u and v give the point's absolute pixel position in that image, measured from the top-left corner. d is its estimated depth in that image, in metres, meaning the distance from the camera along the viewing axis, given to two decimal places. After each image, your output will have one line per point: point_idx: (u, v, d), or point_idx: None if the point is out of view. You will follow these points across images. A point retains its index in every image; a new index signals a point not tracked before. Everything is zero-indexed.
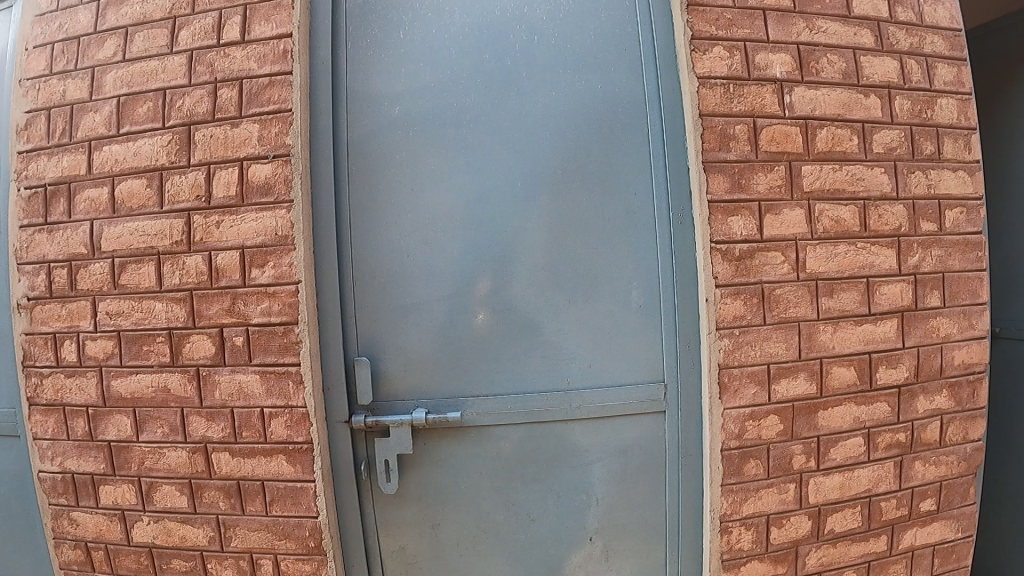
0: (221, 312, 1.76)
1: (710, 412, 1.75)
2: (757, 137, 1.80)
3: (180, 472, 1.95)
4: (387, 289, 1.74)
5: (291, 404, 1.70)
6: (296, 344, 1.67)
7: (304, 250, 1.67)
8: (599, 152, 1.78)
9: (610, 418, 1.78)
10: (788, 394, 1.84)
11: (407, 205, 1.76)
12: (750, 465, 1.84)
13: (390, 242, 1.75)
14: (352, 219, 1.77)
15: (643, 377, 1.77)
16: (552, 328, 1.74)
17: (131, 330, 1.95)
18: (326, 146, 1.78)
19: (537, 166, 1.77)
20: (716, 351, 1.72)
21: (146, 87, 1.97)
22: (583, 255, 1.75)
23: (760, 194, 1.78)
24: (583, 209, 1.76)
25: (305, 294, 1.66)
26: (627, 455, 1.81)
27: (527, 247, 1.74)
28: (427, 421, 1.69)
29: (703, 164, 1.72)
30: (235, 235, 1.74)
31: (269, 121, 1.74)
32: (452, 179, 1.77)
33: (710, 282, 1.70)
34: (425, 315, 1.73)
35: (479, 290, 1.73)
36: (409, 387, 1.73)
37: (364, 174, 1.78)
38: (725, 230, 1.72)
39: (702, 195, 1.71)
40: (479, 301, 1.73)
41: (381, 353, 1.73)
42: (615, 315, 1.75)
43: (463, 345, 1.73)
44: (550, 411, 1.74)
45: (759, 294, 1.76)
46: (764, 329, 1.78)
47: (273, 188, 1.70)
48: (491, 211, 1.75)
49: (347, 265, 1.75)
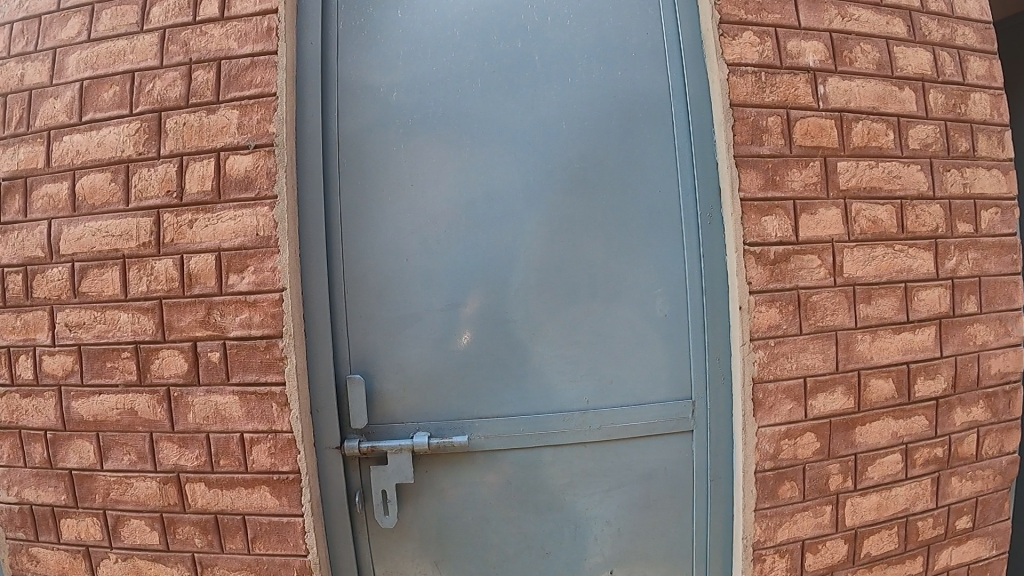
0: (194, 324, 1.55)
1: (744, 432, 1.57)
2: (791, 131, 1.66)
3: (150, 505, 1.73)
4: (382, 298, 1.54)
5: (274, 429, 1.49)
6: (280, 360, 1.46)
7: (289, 252, 1.47)
8: (619, 144, 1.61)
9: (633, 440, 1.58)
10: (825, 410, 1.68)
11: (405, 203, 1.58)
12: (784, 487, 1.67)
13: (386, 244, 1.56)
14: (343, 219, 1.57)
15: (670, 394, 1.58)
16: (569, 340, 1.55)
17: (93, 344, 1.73)
18: (314, 136, 1.58)
19: (551, 160, 1.59)
20: (750, 364, 1.54)
21: (112, 70, 1.76)
22: (603, 259, 1.57)
23: (794, 192, 1.62)
24: (601, 208, 1.58)
25: (290, 303, 1.46)
26: (651, 481, 1.62)
27: (539, 251, 1.56)
28: (429, 447, 1.50)
29: (735, 159, 1.56)
30: (210, 236, 1.53)
31: (250, 107, 1.55)
32: (456, 174, 1.59)
33: (743, 288, 1.53)
34: (426, 327, 1.54)
35: (485, 298, 1.54)
36: (409, 408, 1.53)
37: (357, 169, 1.59)
38: (759, 231, 1.55)
39: (734, 192, 1.54)
40: (486, 310, 1.54)
41: (377, 368, 1.54)
42: (638, 326, 1.57)
43: (469, 359, 1.54)
44: (567, 432, 1.56)
45: (795, 300, 1.60)
46: (801, 339, 1.61)
47: (254, 182, 1.50)
48: (499, 210, 1.57)
49: (338, 270, 1.55)
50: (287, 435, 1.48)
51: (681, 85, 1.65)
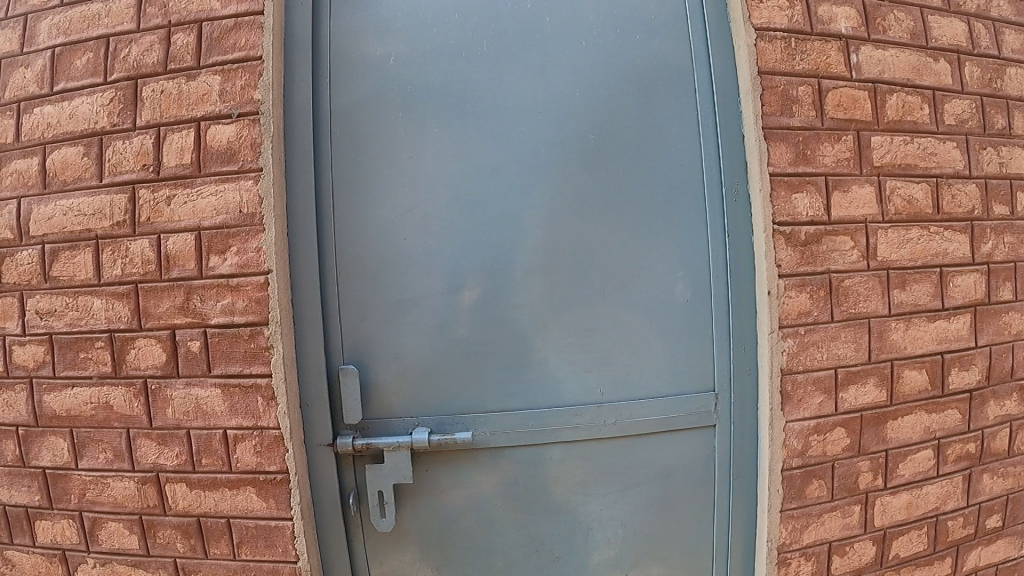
0: (173, 311, 1.42)
1: (771, 427, 1.45)
2: (823, 101, 1.52)
3: (129, 507, 1.60)
4: (379, 281, 1.41)
5: (260, 425, 1.36)
6: (266, 349, 1.33)
7: (276, 230, 1.34)
8: (637, 115, 1.48)
9: (651, 436, 1.46)
10: (856, 403, 1.56)
11: (404, 178, 1.44)
12: (812, 486, 1.55)
13: (384, 223, 1.43)
14: (336, 194, 1.43)
15: (691, 387, 1.46)
16: (583, 328, 1.43)
17: (65, 334, 1.60)
18: (303, 104, 1.44)
19: (564, 131, 1.46)
20: (779, 354, 1.42)
21: (85, 35, 1.61)
22: (619, 239, 1.43)
23: (826, 167, 1.50)
24: (618, 183, 1.45)
25: (278, 286, 1.32)
26: (671, 480, 1.49)
27: (550, 231, 1.43)
28: (430, 444, 1.38)
29: (763, 131, 1.43)
30: (189, 214, 1.40)
31: (233, 72, 1.40)
32: (461, 146, 1.45)
33: (772, 271, 1.40)
34: (427, 313, 1.40)
35: (492, 282, 1.41)
36: (409, 402, 1.41)
37: (351, 139, 1.45)
38: (789, 209, 1.43)
39: (762, 166, 1.42)
40: (495, 295, 1.41)
41: (373, 358, 1.40)
42: (658, 312, 1.44)
43: (474, 349, 1.41)
44: (580, 428, 1.43)
45: (827, 285, 1.47)
46: (832, 327, 1.49)
47: (237, 154, 1.36)
48: (507, 185, 1.44)
49: (329, 250, 1.41)
50: (274, 432, 1.35)
51: (704, 50, 1.51)
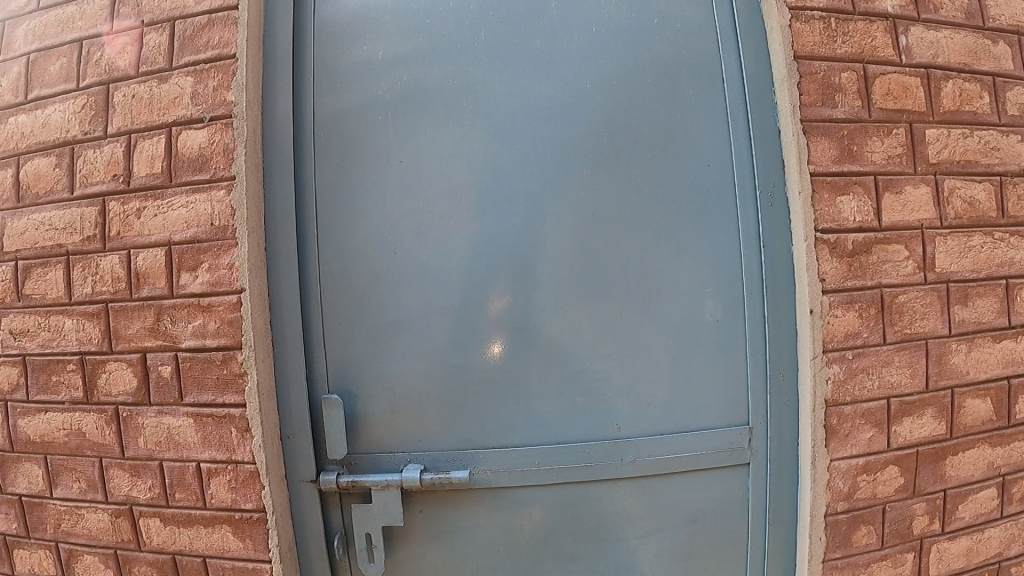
0: (143, 333, 1.30)
1: (814, 467, 1.26)
2: (870, 90, 1.33)
3: (103, 540, 1.48)
4: (368, 300, 1.25)
5: (234, 459, 1.23)
6: (240, 377, 1.19)
7: (251, 244, 1.20)
8: (657, 110, 1.30)
9: (674, 475, 1.29)
10: (911, 437, 1.36)
11: (399, 184, 1.28)
12: (860, 532, 1.35)
13: (376, 234, 1.27)
14: (320, 202, 1.28)
15: (721, 419, 1.28)
16: (601, 352, 1.26)
17: (37, 356, 1.49)
18: (282, 103, 1.29)
19: (576, 129, 1.30)
20: (823, 382, 1.23)
21: (60, 39, 1.51)
22: (643, 250, 1.26)
23: (875, 165, 1.30)
24: (641, 186, 1.28)
25: (253, 307, 1.18)
26: (697, 524, 1.31)
27: (581, 236, 1.26)
28: (422, 483, 1.22)
29: (802, 125, 1.25)
30: (160, 227, 1.27)
31: (206, 72, 1.28)
32: (462, 147, 1.29)
33: (816, 286, 1.21)
34: (424, 336, 1.25)
35: (523, 291, 1.26)
36: (402, 436, 1.26)
37: (335, 141, 1.30)
38: (834, 214, 1.24)
39: (802, 165, 1.23)
40: (522, 307, 1.25)
41: (362, 388, 1.25)
42: (687, 334, 1.26)
43: (479, 375, 1.25)
44: (595, 466, 1.26)
45: (878, 301, 1.28)
46: (884, 350, 1.30)
47: (209, 161, 1.24)
48: (514, 190, 1.28)
49: (313, 265, 1.26)
50: (249, 468, 1.22)
51: (730, 35, 1.34)
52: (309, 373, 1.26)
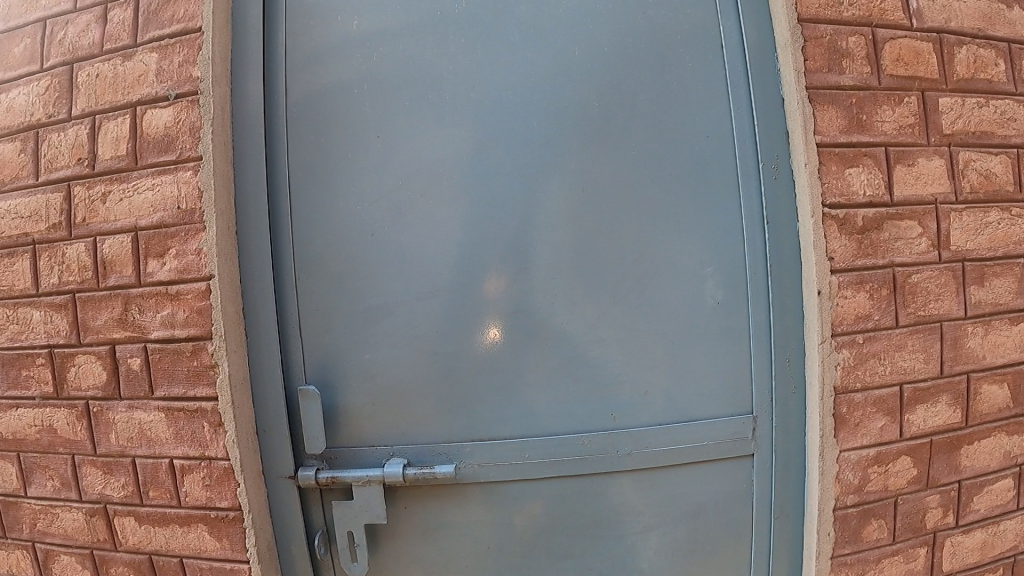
0: (111, 324, 1.23)
1: (823, 457, 1.19)
2: (880, 55, 1.24)
3: (79, 541, 1.42)
4: (347, 286, 1.18)
5: (208, 456, 1.16)
6: (211, 368, 1.12)
7: (220, 228, 1.12)
8: (652, 81, 1.22)
9: (673, 467, 1.21)
10: (925, 426, 1.28)
11: (378, 162, 1.20)
12: (870, 527, 1.27)
13: (355, 215, 1.19)
14: (295, 183, 1.20)
15: (723, 408, 1.21)
16: (596, 339, 1.18)
17: (7, 350, 1.42)
18: (253, 78, 1.22)
19: (567, 101, 1.21)
20: (831, 367, 1.16)
21: (24, 19, 1.43)
22: (640, 230, 1.18)
23: (886, 136, 1.22)
24: (637, 162, 1.20)
25: (223, 294, 1.11)
26: (698, 519, 1.24)
27: (575, 214, 1.19)
28: (406, 479, 1.15)
29: (808, 92, 1.16)
30: (126, 212, 1.20)
31: (171, 47, 1.20)
32: (446, 122, 1.21)
33: (823, 265, 1.14)
34: (407, 323, 1.18)
35: (517, 273, 1.18)
36: (387, 429, 1.19)
37: (309, 119, 1.22)
38: (842, 188, 1.16)
39: (808, 136, 1.15)
40: (519, 288, 1.18)
41: (343, 380, 1.18)
42: (687, 318, 1.18)
43: (466, 365, 1.18)
44: (591, 459, 1.19)
45: (890, 281, 1.20)
46: (896, 334, 1.22)
47: (175, 141, 1.16)
48: (503, 167, 1.20)
49: (288, 250, 1.18)
50: (223, 465, 1.15)
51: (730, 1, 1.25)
52: (286, 364, 1.19)
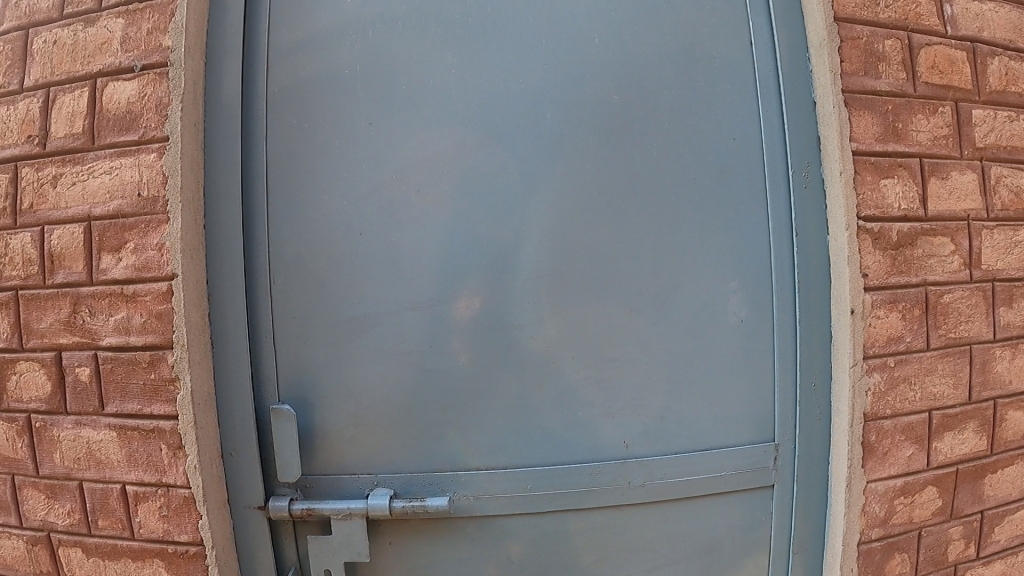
0: (59, 327, 1.07)
1: (849, 491, 1.09)
2: (915, 61, 1.16)
3: (17, 571, 1.25)
4: (329, 292, 1.04)
5: (165, 481, 1.01)
6: (170, 382, 0.98)
7: (186, 221, 0.98)
8: (681, 71, 1.10)
9: (688, 498, 1.11)
10: (952, 454, 1.20)
11: (354, 156, 1.05)
12: (893, 562, 1.19)
13: (321, 218, 1.05)
14: (273, 172, 1.05)
15: (743, 435, 1.11)
16: (590, 364, 1.07)
17: None
18: (230, 52, 1.07)
19: (584, 91, 1.08)
20: (862, 393, 1.07)
21: None
22: (654, 240, 1.07)
23: (920, 146, 1.14)
24: (658, 163, 1.08)
25: (187, 297, 0.97)
26: (713, 554, 1.14)
27: (564, 228, 1.07)
28: (392, 512, 1.03)
29: (844, 95, 1.07)
30: (79, 200, 1.05)
31: (139, 13, 1.06)
32: (443, 110, 1.07)
33: (857, 283, 1.04)
34: (394, 337, 1.05)
35: (490, 295, 1.06)
36: (371, 455, 1.06)
37: (293, 98, 1.07)
38: (877, 199, 1.07)
39: (844, 141, 1.06)
40: (492, 313, 1.06)
41: (322, 399, 1.05)
42: (704, 337, 1.08)
43: (441, 391, 1.06)
44: (598, 491, 1.08)
45: (922, 301, 1.12)
46: (927, 357, 1.13)
47: (138, 119, 1.02)
48: (498, 168, 1.06)
49: (264, 248, 1.04)
50: (183, 492, 1.00)
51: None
52: (256, 379, 1.05)
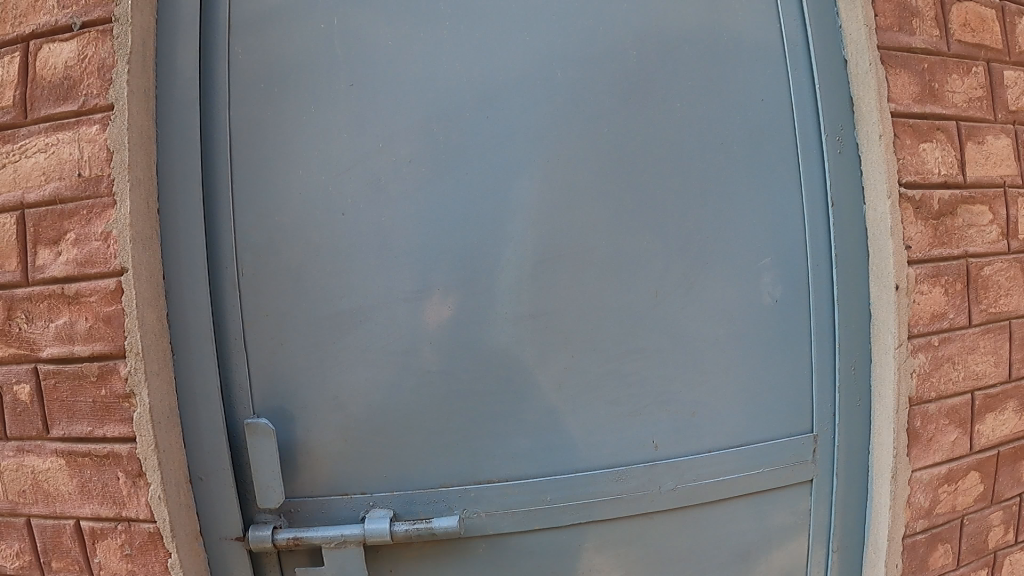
0: None
1: (895, 483, 1.00)
2: (947, 18, 1.07)
3: None
4: (311, 286, 0.90)
5: (125, 514, 0.87)
6: (124, 398, 0.83)
7: (137, 207, 0.83)
8: (704, 24, 0.98)
9: (723, 500, 1.00)
10: (993, 437, 1.12)
11: (323, 128, 0.91)
12: (937, 554, 1.10)
13: (287, 200, 0.90)
14: (240, 147, 0.90)
15: (780, 427, 1.01)
16: (598, 359, 0.95)
17: None
18: (184, 7, 0.91)
19: (595, 49, 0.95)
20: (907, 377, 0.98)
21: None
22: (674, 215, 0.96)
23: (956, 108, 1.05)
24: (678, 128, 0.96)
25: (141, 297, 0.82)
26: (750, 558, 1.04)
27: (560, 207, 0.93)
28: (394, 536, 0.90)
29: (879, 51, 0.98)
30: (8, 184, 0.88)
31: None
32: (432, 71, 0.92)
33: (900, 256, 0.95)
34: (387, 335, 0.91)
35: (467, 290, 0.92)
36: (367, 471, 0.93)
37: (261, 61, 0.91)
38: (917, 165, 0.98)
39: (881, 102, 0.96)
40: (474, 308, 0.92)
41: (305, 409, 0.91)
42: (734, 322, 0.98)
43: (428, 397, 0.93)
44: (625, 498, 0.97)
45: (964, 274, 1.03)
46: (970, 335, 1.05)
47: (77, 87, 0.86)
48: (492, 137, 0.93)
49: (233, 237, 0.90)
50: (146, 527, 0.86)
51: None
52: (227, 389, 0.91)
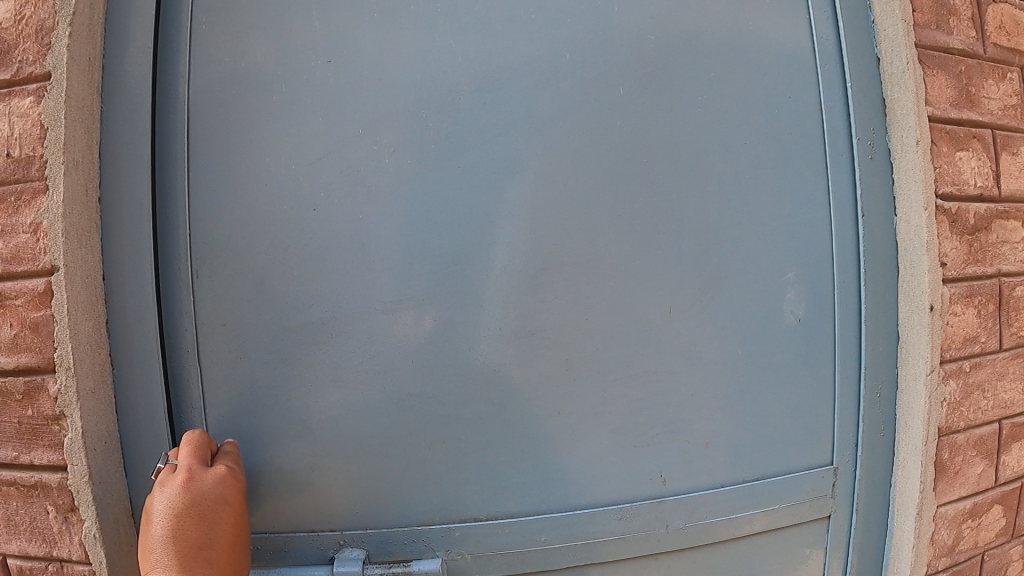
0: None
1: (920, 521, 0.92)
2: (983, 19, 0.99)
3: None
4: (278, 292, 0.79)
5: (55, 552, 0.75)
6: (54, 418, 0.71)
7: (75, 195, 0.71)
8: (729, 12, 0.88)
9: (734, 537, 0.91)
10: (1019, 468, 1.05)
11: (295, 111, 0.80)
12: None
13: (250, 191, 0.79)
14: (201, 128, 0.79)
15: (798, 458, 0.92)
16: (600, 382, 0.85)
17: None
18: None
19: (608, 35, 0.85)
20: (937, 406, 0.90)
21: None
22: (687, 222, 0.86)
23: (992, 116, 0.97)
24: (696, 126, 0.87)
25: (76, 302, 0.70)
26: None
27: (560, 210, 0.83)
28: None
29: (916, 50, 0.89)
30: None
31: None
32: (421, 50, 0.82)
33: (935, 274, 0.87)
34: (366, 348, 0.80)
35: (457, 299, 0.82)
36: (342, 501, 0.83)
37: (227, 30, 0.80)
38: (953, 176, 0.90)
39: (918, 105, 0.88)
40: (463, 320, 0.82)
41: (274, 430, 0.81)
42: (750, 341, 0.89)
43: (406, 421, 0.82)
44: (629, 538, 0.88)
45: (997, 294, 0.96)
46: (999, 360, 0.98)
47: (10, 52, 0.74)
48: (484, 128, 0.82)
49: (188, 231, 0.78)
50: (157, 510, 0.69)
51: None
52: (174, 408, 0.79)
